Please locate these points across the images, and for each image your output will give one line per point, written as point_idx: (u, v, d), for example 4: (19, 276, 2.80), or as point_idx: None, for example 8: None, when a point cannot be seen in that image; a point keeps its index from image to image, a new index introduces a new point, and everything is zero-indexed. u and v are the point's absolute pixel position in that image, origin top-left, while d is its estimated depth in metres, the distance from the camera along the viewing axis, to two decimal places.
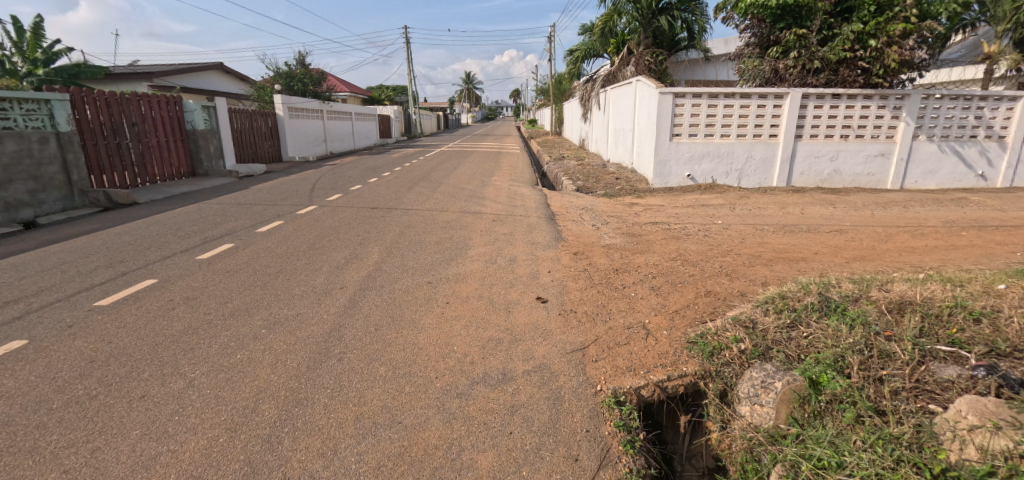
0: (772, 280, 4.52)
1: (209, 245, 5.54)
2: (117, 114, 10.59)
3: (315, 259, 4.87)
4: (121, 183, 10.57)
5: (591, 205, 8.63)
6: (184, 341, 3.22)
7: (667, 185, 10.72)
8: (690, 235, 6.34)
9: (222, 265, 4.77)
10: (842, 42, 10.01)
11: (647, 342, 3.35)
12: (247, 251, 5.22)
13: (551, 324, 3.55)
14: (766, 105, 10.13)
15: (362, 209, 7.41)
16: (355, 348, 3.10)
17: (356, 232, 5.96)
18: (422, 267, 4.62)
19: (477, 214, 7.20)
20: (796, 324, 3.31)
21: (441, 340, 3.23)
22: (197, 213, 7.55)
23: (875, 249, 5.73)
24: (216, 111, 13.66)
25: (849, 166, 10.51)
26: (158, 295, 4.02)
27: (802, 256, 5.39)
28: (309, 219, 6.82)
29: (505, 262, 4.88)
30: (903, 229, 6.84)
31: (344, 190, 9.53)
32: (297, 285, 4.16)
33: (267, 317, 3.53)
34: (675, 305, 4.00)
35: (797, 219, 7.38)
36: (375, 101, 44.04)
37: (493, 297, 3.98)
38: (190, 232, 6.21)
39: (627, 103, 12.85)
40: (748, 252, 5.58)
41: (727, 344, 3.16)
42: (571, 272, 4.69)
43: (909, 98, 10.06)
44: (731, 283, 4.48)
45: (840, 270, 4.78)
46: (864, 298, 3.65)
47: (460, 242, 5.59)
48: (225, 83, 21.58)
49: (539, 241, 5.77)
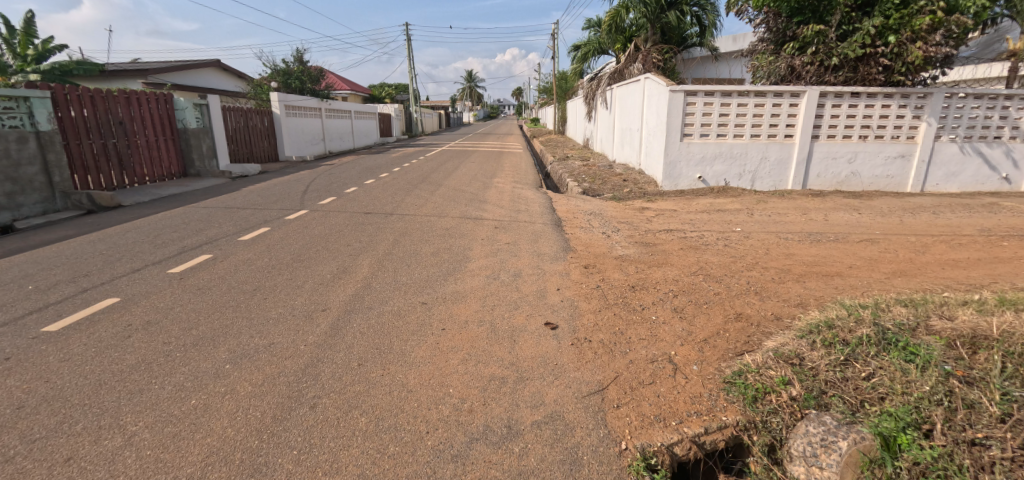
0: (811, 301, 4.01)
1: (185, 256, 5.04)
2: (104, 111, 10.14)
3: (299, 274, 4.38)
4: (107, 185, 10.09)
5: (599, 209, 8.14)
6: (132, 381, 2.74)
7: (677, 188, 10.21)
8: (709, 245, 5.85)
9: (195, 280, 4.28)
10: (862, 37, 9.39)
11: (676, 382, 2.87)
12: (224, 264, 4.72)
13: (562, 358, 3.06)
14: (782, 103, 9.62)
15: (355, 214, 6.92)
16: (333, 391, 2.62)
17: (346, 241, 5.48)
18: (416, 284, 4.14)
19: (478, 220, 6.71)
20: (851, 361, 2.83)
21: (433, 380, 2.74)
22: (180, 218, 7.07)
23: (914, 263, 5.25)
24: (208, 109, 13.18)
25: (869, 168, 9.99)
26: (115, 319, 3.53)
27: (836, 271, 4.91)
28: (297, 225, 6.32)
29: (509, 278, 4.38)
30: (938, 239, 6.35)
31: (339, 192, 9.05)
32: (273, 307, 3.67)
33: (234, 349, 3.04)
34: (702, 332, 3.51)
35: (821, 227, 6.88)
36: (375, 100, 43.51)
37: (495, 322, 3.49)
38: (168, 240, 5.73)
39: (634, 102, 12.34)
40: (776, 265, 5.09)
41: (772, 388, 2.68)
42: (582, 290, 4.19)
43: (931, 96, 9.55)
44: (764, 305, 3.98)
45: (883, 290, 4.29)
46: (923, 328, 3.15)
47: (459, 253, 5.10)
48: (221, 80, 21.12)
49: (546, 253, 5.27)
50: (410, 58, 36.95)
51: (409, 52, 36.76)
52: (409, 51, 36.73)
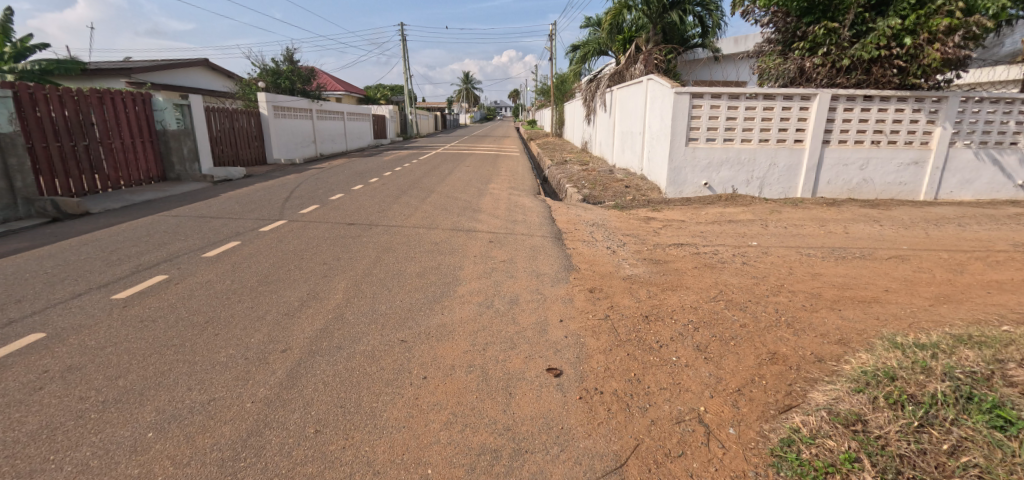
0: (853, 340, 3.47)
1: (138, 277, 4.43)
2: (76, 111, 9.51)
3: (262, 301, 3.79)
4: (76, 190, 9.43)
5: (602, 219, 7.59)
6: (23, 458, 2.14)
7: (681, 194, 9.65)
8: (726, 262, 5.30)
9: (140, 310, 3.67)
10: (877, 38, 8.84)
11: (711, 453, 2.32)
12: (179, 288, 4.11)
13: (568, 418, 2.49)
14: (792, 106, 9.12)
15: (337, 225, 6.35)
16: (278, 473, 2.04)
17: (323, 258, 4.91)
18: (396, 315, 3.56)
19: (471, 232, 6.15)
20: (927, 428, 2.30)
21: (408, 456, 2.17)
22: (145, 229, 6.43)
23: (955, 286, 4.75)
24: (190, 109, 12.53)
25: (881, 175, 9.48)
26: (30, 363, 2.92)
27: (871, 296, 4.39)
28: (271, 238, 5.74)
29: (504, 307, 3.81)
30: (973, 255, 5.85)
31: (323, 199, 8.45)
32: (223, 347, 3.07)
33: (165, 410, 2.46)
34: (733, 379, 2.95)
35: (843, 241, 6.37)
36: (369, 101, 42.87)
37: (486, 367, 2.92)
38: (124, 257, 5.10)
39: (636, 104, 11.80)
40: (805, 289, 4.54)
41: (834, 466, 2.16)
42: (589, 322, 3.62)
43: (947, 100, 9.06)
44: (800, 342, 3.44)
45: (932, 322, 3.77)
46: (1001, 379, 2.60)
47: (448, 274, 4.51)
48: (207, 79, 20.52)
49: (545, 273, 4.69)
50: (404, 58, 36.31)
51: (403, 51, 36.09)
52: (403, 51, 36.08)
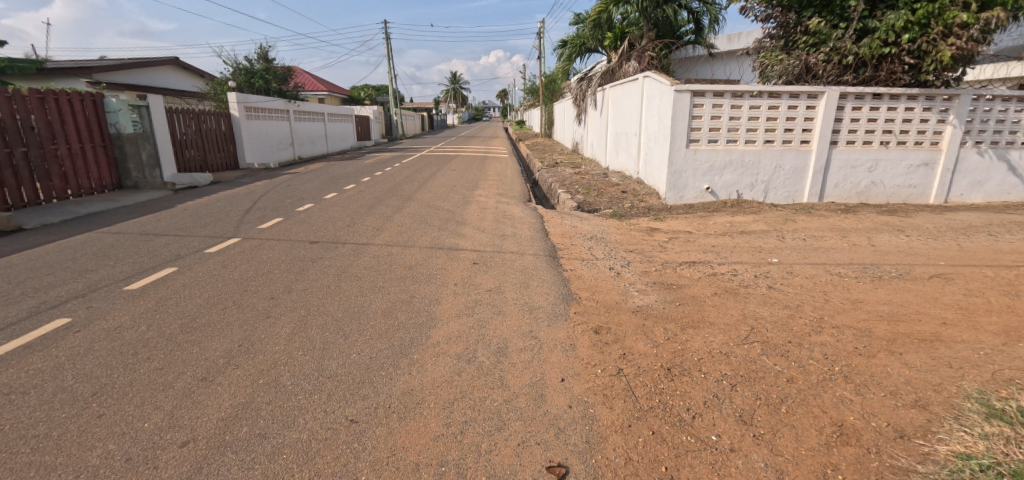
0: (934, 402, 2.72)
1: (34, 321, 3.54)
2: (14, 115, 8.50)
3: (177, 359, 2.93)
4: (15, 202, 8.42)
5: (600, 231, 6.83)
6: None
7: (682, 200, 8.89)
8: (749, 287, 4.53)
9: (11, 377, 2.78)
10: (885, 33, 8.09)
11: None
12: (78, 339, 3.24)
13: None
14: (798, 105, 8.42)
15: (298, 245, 5.50)
16: None
17: (273, 289, 4.08)
18: (350, 377, 2.74)
19: (453, 251, 5.36)
20: None
21: None
22: (72, 251, 5.50)
23: (1021, 315, 4.03)
24: (150, 111, 11.52)
25: (890, 177, 8.84)
26: None
27: (931, 332, 3.65)
28: (217, 262, 4.88)
29: (488, 361, 2.99)
30: (1020, 271, 5.16)
31: (288, 211, 7.56)
32: (101, 440, 2.23)
33: None
34: (798, 474, 2.19)
35: (873, 255, 5.66)
36: (352, 101, 41.69)
37: (463, 465, 2.13)
38: (29, 291, 4.19)
39: (631, 103, 11.04)
40: (851, 322, 3.80)
41: None
42: (597, 382, 2.82)
43: (958, 98, 8.43)
44: (869, 407, 2.68)
45: (1021, 372, 3.06)
46: None
47: (422, 311, 3.71)
48: (176, 79, 19.47)
49: (541, 306, 3.90)
50: (388, 58, 35.23)
51: (386, 50, 34.99)
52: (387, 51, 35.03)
